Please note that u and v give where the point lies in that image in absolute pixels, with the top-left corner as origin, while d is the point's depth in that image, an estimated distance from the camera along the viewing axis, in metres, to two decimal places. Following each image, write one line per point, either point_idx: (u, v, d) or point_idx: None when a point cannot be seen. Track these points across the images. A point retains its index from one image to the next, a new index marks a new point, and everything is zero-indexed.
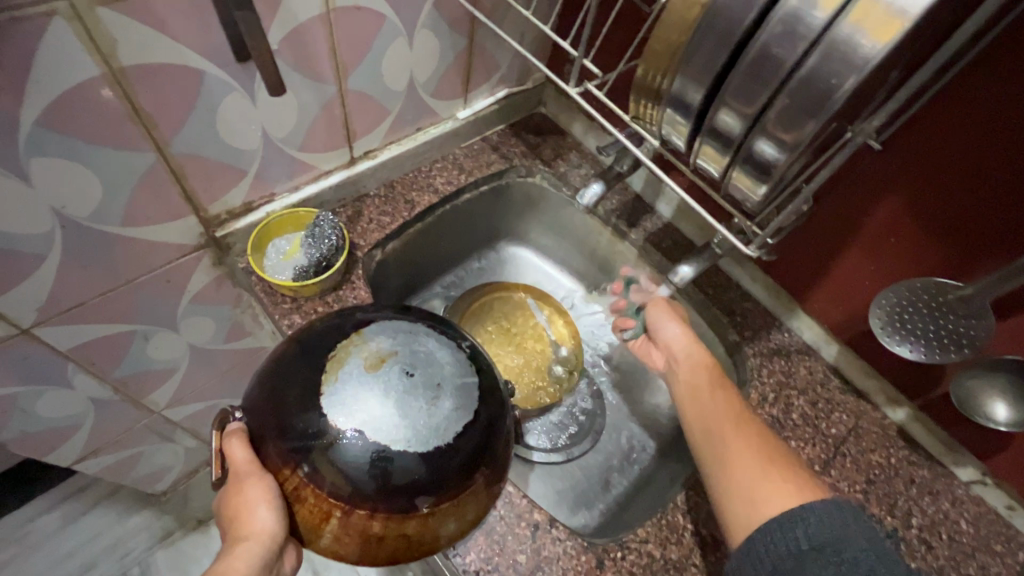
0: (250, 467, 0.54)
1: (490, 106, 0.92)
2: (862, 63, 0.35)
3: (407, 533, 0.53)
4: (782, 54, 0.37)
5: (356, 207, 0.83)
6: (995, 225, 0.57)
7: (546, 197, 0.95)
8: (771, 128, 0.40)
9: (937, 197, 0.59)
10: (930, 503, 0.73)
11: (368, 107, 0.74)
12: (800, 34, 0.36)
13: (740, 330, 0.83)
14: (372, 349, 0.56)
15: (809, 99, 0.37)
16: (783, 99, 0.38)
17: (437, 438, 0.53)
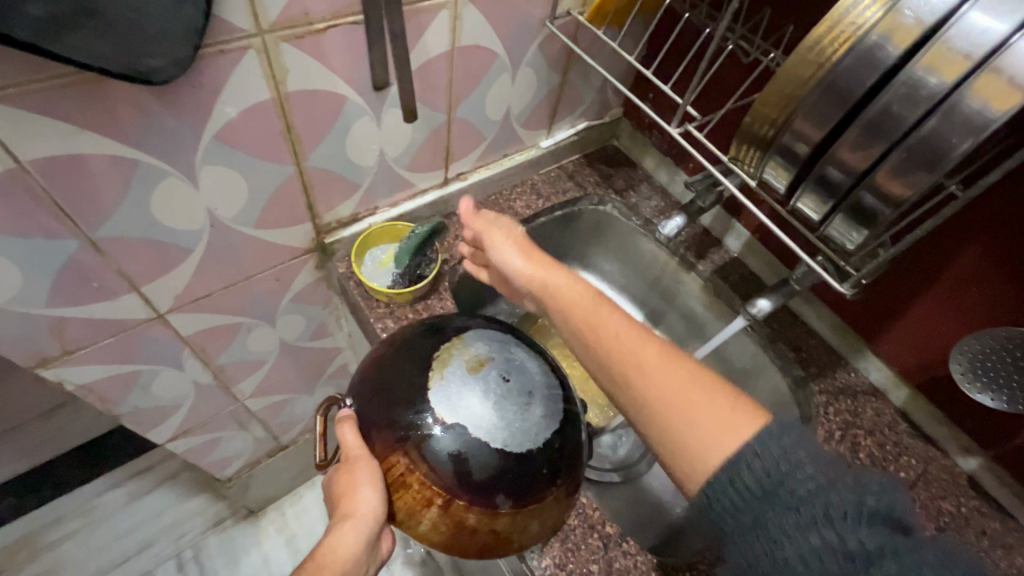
0: (360, 451, 0.60)
1: (570, 137, 0.98)
2: (983, 126, 0.39)
3: (498, 528, 0.57)
4: (900, 113, 0.41)
5: (443, 224, 0.90)
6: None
7: (615, 224, 0.99)
8: (888, 177, 0.44)
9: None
10: (1005, 557, 0.72)
11: (469, 133, 0.81)
12: (923, 95, 0.40)
13: (806, 367, 0.85)
14: (473, 353, 0.61)
15: (925, 155, 0.42)
16: (898, 154, 0.43)
17: (527, 441, 0.58)
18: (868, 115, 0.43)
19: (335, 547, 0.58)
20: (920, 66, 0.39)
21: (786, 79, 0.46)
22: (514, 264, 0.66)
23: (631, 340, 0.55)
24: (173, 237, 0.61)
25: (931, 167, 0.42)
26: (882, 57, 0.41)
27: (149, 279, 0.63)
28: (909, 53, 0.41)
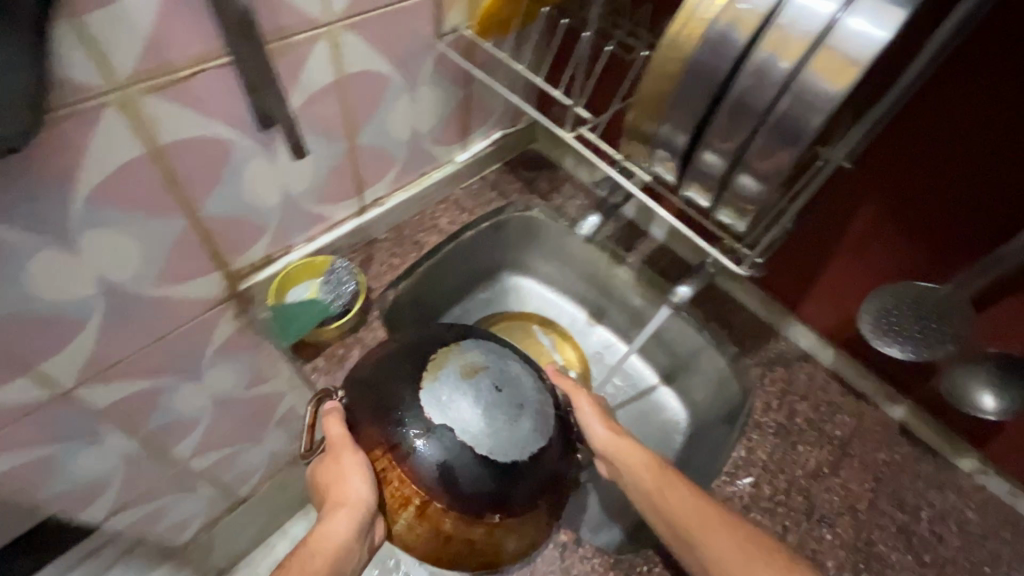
0: (344, 441, 0.58)
1: (486, 147, 0.98)
2: (828, 104, 0.41)
3: (474, 538, 0.56)
4: (754, 99, 0.43)
5: (367, 252, 0.89)
6: (969, 226, 0.61)
7: (544, 227, 0.99)
8: (755, 160, 0.45)
9: (919, 197, 0.63)
10: (937, 495, 0.76)
11: (376, 158, 0.80)
12: (772, 78, 0.42)
13: (739, 343, 0.88)
14: (466, 359, 0.59)
15: (785, 136, 0.43)
16: (761, 137, 0.44)
17: (513, 452, 0.56)
18: (729, 104, 0.44)
19: (325, 536, 0.57)
20: (764, 52, 0.42)
21: (654, 76, 0.47)
22: (592, 429, 0.69)
23: (686, 504, 0.61)
24: (60, 309, 0.57)
25: (791, 147, 0.43)
26: (731, 48, 0.43)
27: (41, 356, 0.59)
28: (755, 41, 0.43)
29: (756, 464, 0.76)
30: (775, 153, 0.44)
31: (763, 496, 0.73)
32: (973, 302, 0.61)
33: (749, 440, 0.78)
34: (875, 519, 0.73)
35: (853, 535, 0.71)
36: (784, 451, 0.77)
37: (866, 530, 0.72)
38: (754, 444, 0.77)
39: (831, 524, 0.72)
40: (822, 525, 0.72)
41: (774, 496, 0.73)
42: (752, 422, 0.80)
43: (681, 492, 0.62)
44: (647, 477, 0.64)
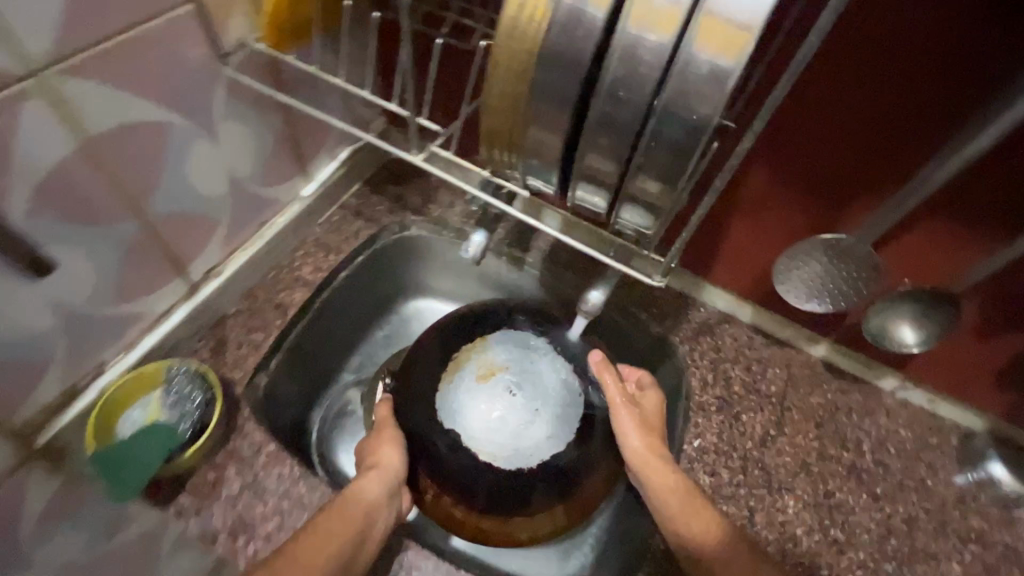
0: (388, 421, 0.67)
1: (336, 171, 0.82)
2: (723, 86, 0.32)
3: (484, 525, 0.64)
4: (630, 94, 0.34)
5: (217, 334, 0.71)
6: (860, 175, 0.57)
7: (429, 246, 0.85)
8: (650, 167, 0.36)
9: (805, 155, 0.58)
10: (872, 423, 0.77)
11: (188, 225, 0.64)
12: (645, 65, 0.33)
13: (662, 322, 0.83)
14: (488, 362, 0.67)
15: (679, 131, 0.34)
16: (650, 135, 0.35)
17: (524, 455, 0.63)
18: (602, 95, 0.34)
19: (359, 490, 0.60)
20: (636, 27, 0.33)
21: (500, 76, 0.37)
22: (628, 440, 0.64)
23: (701, 514, 0.61)
24: None
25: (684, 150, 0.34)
26: (591, 28, 0.33)
27: None
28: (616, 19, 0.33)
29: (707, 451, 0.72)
30: (668, 155, 0.35)
31: (723, 483, 0.70)
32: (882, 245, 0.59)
33: (695, 425, 0.74)
34: (827, 468, 0.72)
35: (813, 492, 0.70)
36: (730, 425, 0.74)
37: (822, 483, 0.71)
38: (701, 428, 0.74)
39: (790, 488, 0.70)
40: (783, 492, 0.70)
41: (733, 479, 0.70)
42: (693, 405, 0.76)
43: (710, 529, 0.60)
44: (671, 483, 0.62)
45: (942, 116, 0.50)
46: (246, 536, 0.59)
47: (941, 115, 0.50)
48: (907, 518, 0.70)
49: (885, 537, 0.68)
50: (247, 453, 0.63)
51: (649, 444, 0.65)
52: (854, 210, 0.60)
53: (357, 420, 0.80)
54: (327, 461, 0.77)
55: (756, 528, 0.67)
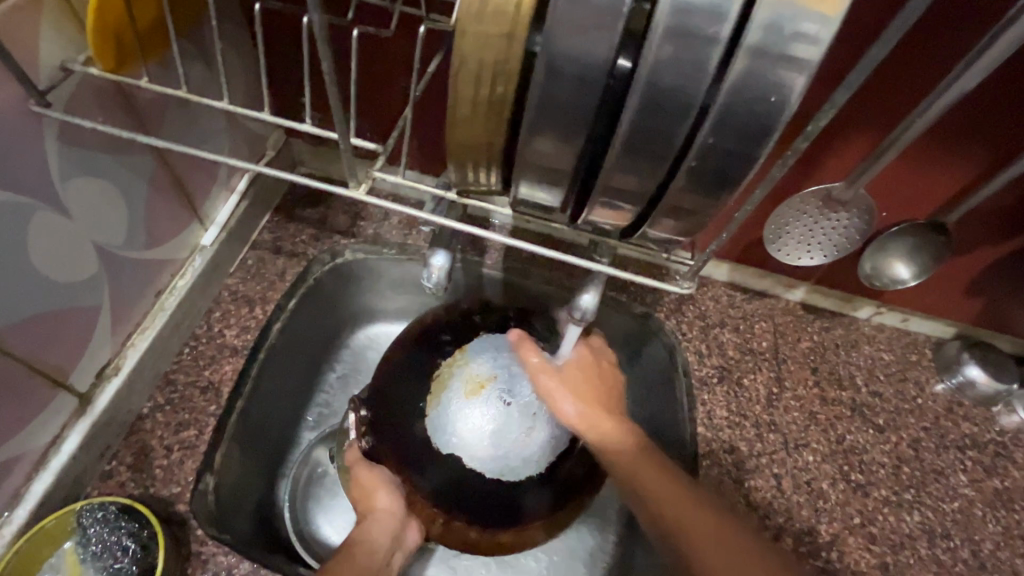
0: (360, 459, 0.58)
1: (238, 207, 0.67)
2: (806, 56, 0.23)
3: (503, 542, 0.56)
4: (677, 82, 0.24)
5: (136, 444, 0.56)
6: (862, 128, 0.52)
7: (372, 268, 0.72)
8: (702, 180, 0.27)
9: None
10: (859, 354, 0.77)
11: (61, 326, 0.48)
12: (693, 37, 0.23)
13: (644, 300, 0.77)
14: (473, 372, 0.60)
15: (746, 124, 0.25)
16: (706, 133, 0.26)
17: (524, 470, 0.58)
18: (638, 91, 0.25)
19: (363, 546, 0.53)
20: None
21: (470, 80, 0.27)
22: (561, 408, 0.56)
23: (658, 476, 0.52)
24: None
25: (748, 151, 0.26)
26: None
27: None
28: None
29: (719, 427, 0.69)
30: (728, 163, 0.26)
31: (743, 456, 0.67)
32: (873, 188, 0.56)
33: (703, 402, 0.70)
34: (832, 412, 0.72)
35: (827, 441, 0.69)
36: (735, 394, 0.71)
37: (831, 429, 0.70)
38: (710, 404, 0.70)
39: (805, 444, 0.69)
40: (799, 449, 0.68)
41: (752, 449, 0.68)
42: (694, 381, 0.72)
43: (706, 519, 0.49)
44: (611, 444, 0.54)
45: (941, 34, 0.45)
46: None
47: (941, 34, 0.45)
48: (913, 441, 0.71)
49: (898, 467, 0.69)
50: None
51: (588, 410, 0.56)
52: (846, 155, 0.55)
53: (333, 483, 0.69)
54: (311, 543, 0.65)
55: (782, 494, 0.65)
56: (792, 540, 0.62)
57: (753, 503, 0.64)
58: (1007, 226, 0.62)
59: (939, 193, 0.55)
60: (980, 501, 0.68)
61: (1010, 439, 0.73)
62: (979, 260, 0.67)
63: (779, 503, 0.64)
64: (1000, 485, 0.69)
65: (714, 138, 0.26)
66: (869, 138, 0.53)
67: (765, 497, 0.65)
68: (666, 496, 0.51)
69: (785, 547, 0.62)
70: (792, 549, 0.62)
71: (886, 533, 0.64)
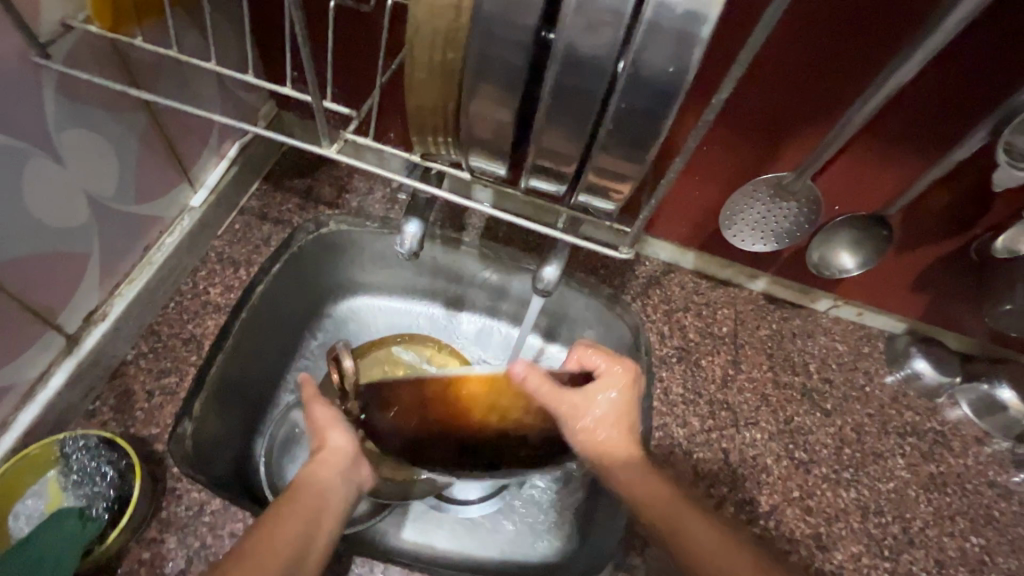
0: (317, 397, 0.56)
1: (227, 172, 0.70)
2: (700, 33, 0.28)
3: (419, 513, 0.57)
4: (593, 51, 0.29)
5: (119, 387, 0.60)
6: (808, 118, 0.56)
7: (354, 241, 0.75)
8: (620, 143, 0.33)
9: (757, 103, 0.57)
10: (814, 344, 0.81)
11: (52, 267, 0.52)
12: (606, 15, 0.28)
13: (612, 282, 0.81)
14: None
15: (652, 88, 0.30)
16: (618, 98, 0.31)
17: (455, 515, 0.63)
18: (559, 57, 0.30)
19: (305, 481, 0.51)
20: None
21: None
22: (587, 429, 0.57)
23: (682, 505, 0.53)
24: None
25: (657, 116, 0.31)
26: None
27: None
28: None
29: (673, 402, 0.73)
30: (640, 127, 0.32)
31: (695, 431, 0.71)
32: (822, 179, 0.60)
33: (661, 380, 0.75)
34: (783, 395, 0.76)
35: (775, 421, 0.74)
36: (692, 373, 0.75)
37: (780, 410, 0.74)
38: (667, 382, 0.74)
39: (754, 422, 0.73)
40: (748, 427, 0.73)
41: (704, 424, 0.72)
42: (655, 360, 0.76)
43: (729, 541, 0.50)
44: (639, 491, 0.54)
45: (878, 33, 0.48)
46: None
47: (880, 31, 0.48)
48: (857, 425, 0.75)
49: (840, 448, 0.73)
50: (184, 517, 0.54)
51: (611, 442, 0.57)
52: (796, 146, 0.59)
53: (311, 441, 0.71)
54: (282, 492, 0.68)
55: (728, 467, 0.69)
56: (733, 508, 0.67)
57: (700, 473, 0.69)
58: (948, 223, 0.66)
59: (876, 189, 0.59)
60: (915, 482, 0.72)
61: (949, 428, 0.77)
62: (923, 257, 0.71)
63: (724, 474, 0.69)
64: (935, 470, 0.74)
65: (626, 104, 0.31)
66: (817, 131, 0.57)
67: (712, 468, 0.69)
68: (685, 527, 0.52)
69: (727, 514, 0.66)
70: (732, 515, 0.66)
71: (823, 506, 0.69)
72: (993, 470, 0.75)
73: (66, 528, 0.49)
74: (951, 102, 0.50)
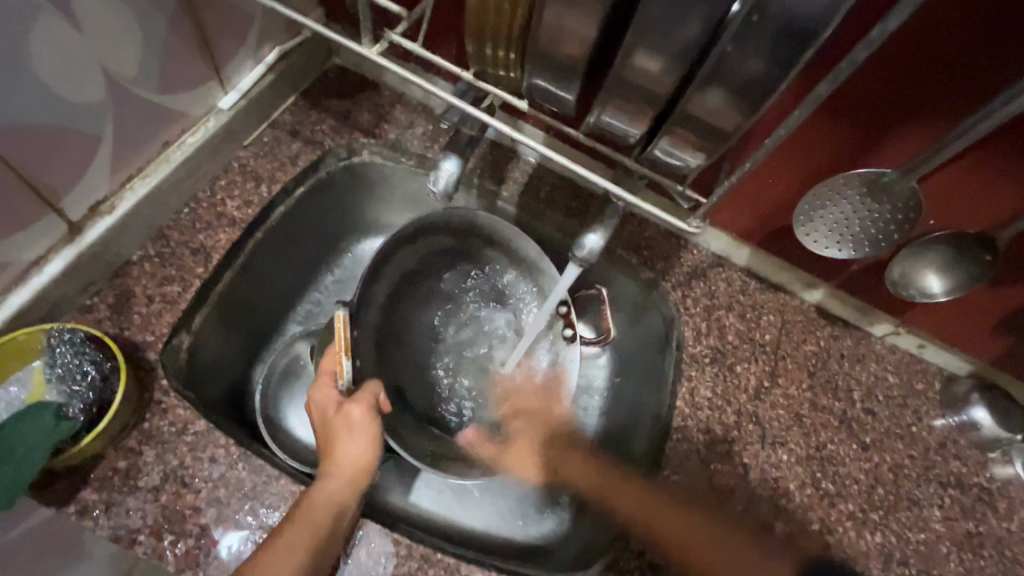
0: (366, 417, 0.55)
1: (263, 77, 0.64)
2: None
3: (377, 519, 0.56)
4: None
5: (118, 287, 0.56)
6: (926, 111, 0.48)
7: (384, 175, 0.69)
8: (728, 73, 0.28)
9: (866, 84, 0.48)
10: (863, 369, 0.73)
11: (56, 146, 0.48)
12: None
13: (653, 266, 0.73)
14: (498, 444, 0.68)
15: (779, 16, 0.25)
16: (736, 19, 0.26)
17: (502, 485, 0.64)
18: None
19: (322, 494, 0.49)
20: None
21: None
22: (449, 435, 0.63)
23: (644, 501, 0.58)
24: None
25: (784, 44, 0.26)
26: None
27: None
28: None
29: (699, 406, 0.67)
30: (763, 51, 0.26)
31: (716, 439, 0.66)
32: (924, 183, 0.51)
33: (689, 379, 0.68)
34: (819, 419, 0.69)
35: (805, 445, 0.67)
36: (724, 378, 0.69)
37: (814, 435, 0.68)
38: (695, 382, 0.68)
39: (782, 442, 0.67)
40: (774, 446, 0.66)
41: (727, 435, 0.66)
42: (686, 357, 0.70)
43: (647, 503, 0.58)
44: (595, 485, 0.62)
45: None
46: (173, 533, 0.48)
47: None
48: (896, 465, 0.68)
49: (872, 487, 0.66)
50: (166, 432, 0.51)
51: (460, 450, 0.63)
52: (902, 141, 0.51)
53: (310, 378, 0.68)
54: (272, 423, 0.65)
55: (745, 485, 0.64)
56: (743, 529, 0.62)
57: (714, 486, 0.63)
58: None
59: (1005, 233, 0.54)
60: (948, 538, 0.65)
61: (998, 488, 0.69)
62: (1016, 295, 0.62)
63: (740, 491, 0.63)
64: (972, 529, 0.67)
65: (759, 13, 0.25)
66: (937, 128, 0.49)
67: (727, 482, 0.64)
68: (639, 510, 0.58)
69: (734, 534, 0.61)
70: None
71: (842, 545, 0.63)
72: None
73: (37, 426, 0.46)
74: None
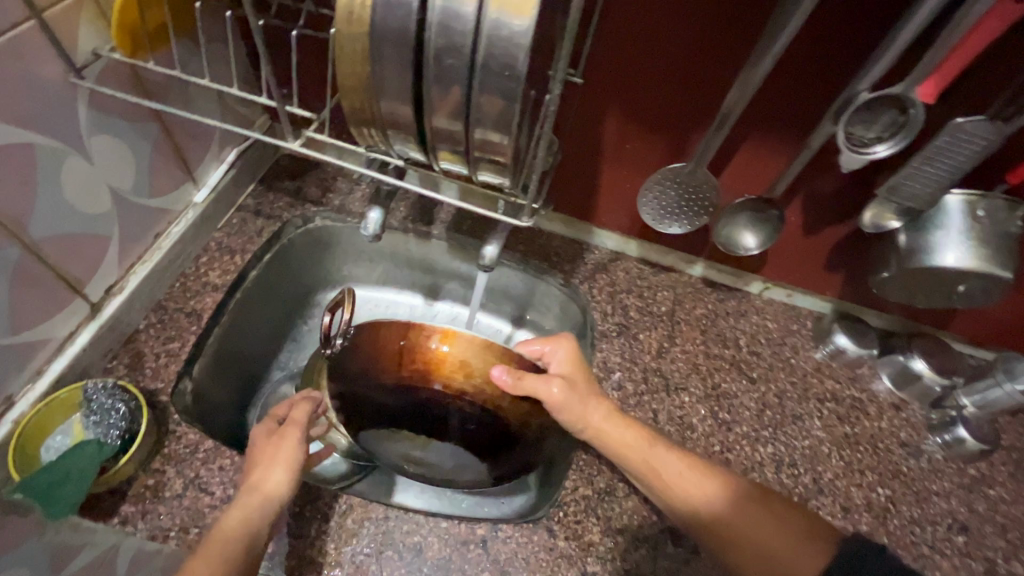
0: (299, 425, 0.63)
1: (227, 173, 0.82)
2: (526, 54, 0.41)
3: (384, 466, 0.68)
4: (455, 64, 0.42)
5: (131, 351, 0.71)
6: (690, 112, 0.69)
7: (336, 236, 0.86)
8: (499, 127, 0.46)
9: (650, 104, 0.70)
10: (746, 321, 0.90)
11: (78, 246, 0.65)
12: (460, 35, 0.41)
13: (563, 268, 0.90)
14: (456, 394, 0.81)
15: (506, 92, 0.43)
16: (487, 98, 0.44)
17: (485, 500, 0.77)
18: (434, 68, 0.42)
19: (237, 521, 0.55)
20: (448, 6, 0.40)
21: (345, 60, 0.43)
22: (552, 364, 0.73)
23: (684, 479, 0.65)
24: None
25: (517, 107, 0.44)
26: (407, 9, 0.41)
27: None
28: None
29: (614, 370, 0.82)
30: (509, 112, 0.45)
31: (629, 394, 0.81)
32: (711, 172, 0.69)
33: (601, 350, 0.84)
34: (712, 364, 0.85)
35: (704, 387, 0.83)
36: (631, 345, 0.85)
37: (710, 379, 0.83)
38: (607, 352, 0.84)
39: (684, 388, 0.82)
40: (678, 391, 0.82)
41: (638, 388, 0.81)
42: (598, 334, 0.85)
43: (783, 524, 0.61)
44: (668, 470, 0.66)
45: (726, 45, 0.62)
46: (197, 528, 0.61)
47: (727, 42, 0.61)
48: (780, 390, 0.84)
49: (762, 410, 0.82)
50: (181, 453, 0.65)
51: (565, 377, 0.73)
52: (689, 137, 0.72)
53: None
54: None
55: (658, 425, 0.78)
56: None
57: None
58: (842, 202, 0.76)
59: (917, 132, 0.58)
60: (829, 441, 0.80)
61: (867, 396, 0.85)
62: (829, 237, 0.81)
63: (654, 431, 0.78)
64: (849, 430, 0.82)
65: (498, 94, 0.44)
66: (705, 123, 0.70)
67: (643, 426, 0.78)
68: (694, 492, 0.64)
69: None
70: None
71: (741, 459, 0.77)
72: (905, 432, 0.83)
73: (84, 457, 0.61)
74: (801, 95, 0.62)
